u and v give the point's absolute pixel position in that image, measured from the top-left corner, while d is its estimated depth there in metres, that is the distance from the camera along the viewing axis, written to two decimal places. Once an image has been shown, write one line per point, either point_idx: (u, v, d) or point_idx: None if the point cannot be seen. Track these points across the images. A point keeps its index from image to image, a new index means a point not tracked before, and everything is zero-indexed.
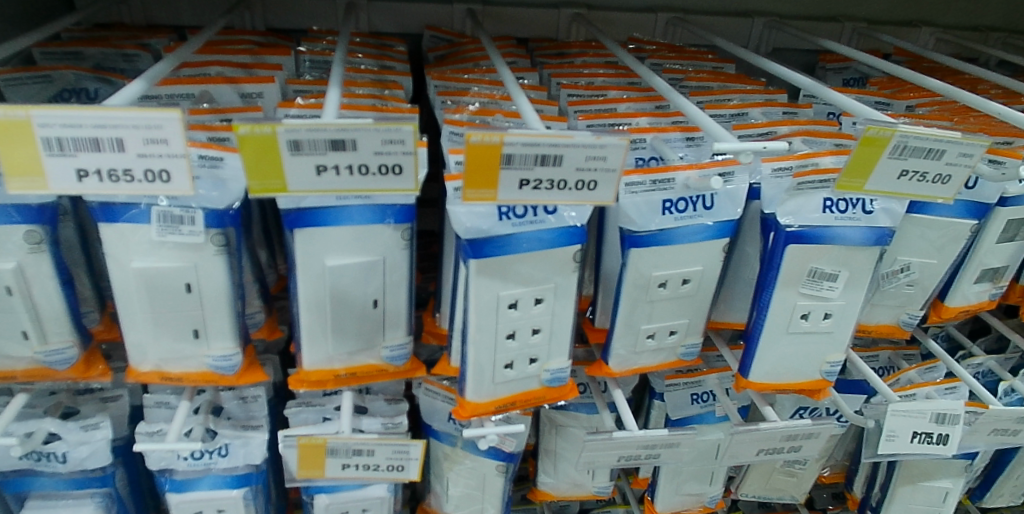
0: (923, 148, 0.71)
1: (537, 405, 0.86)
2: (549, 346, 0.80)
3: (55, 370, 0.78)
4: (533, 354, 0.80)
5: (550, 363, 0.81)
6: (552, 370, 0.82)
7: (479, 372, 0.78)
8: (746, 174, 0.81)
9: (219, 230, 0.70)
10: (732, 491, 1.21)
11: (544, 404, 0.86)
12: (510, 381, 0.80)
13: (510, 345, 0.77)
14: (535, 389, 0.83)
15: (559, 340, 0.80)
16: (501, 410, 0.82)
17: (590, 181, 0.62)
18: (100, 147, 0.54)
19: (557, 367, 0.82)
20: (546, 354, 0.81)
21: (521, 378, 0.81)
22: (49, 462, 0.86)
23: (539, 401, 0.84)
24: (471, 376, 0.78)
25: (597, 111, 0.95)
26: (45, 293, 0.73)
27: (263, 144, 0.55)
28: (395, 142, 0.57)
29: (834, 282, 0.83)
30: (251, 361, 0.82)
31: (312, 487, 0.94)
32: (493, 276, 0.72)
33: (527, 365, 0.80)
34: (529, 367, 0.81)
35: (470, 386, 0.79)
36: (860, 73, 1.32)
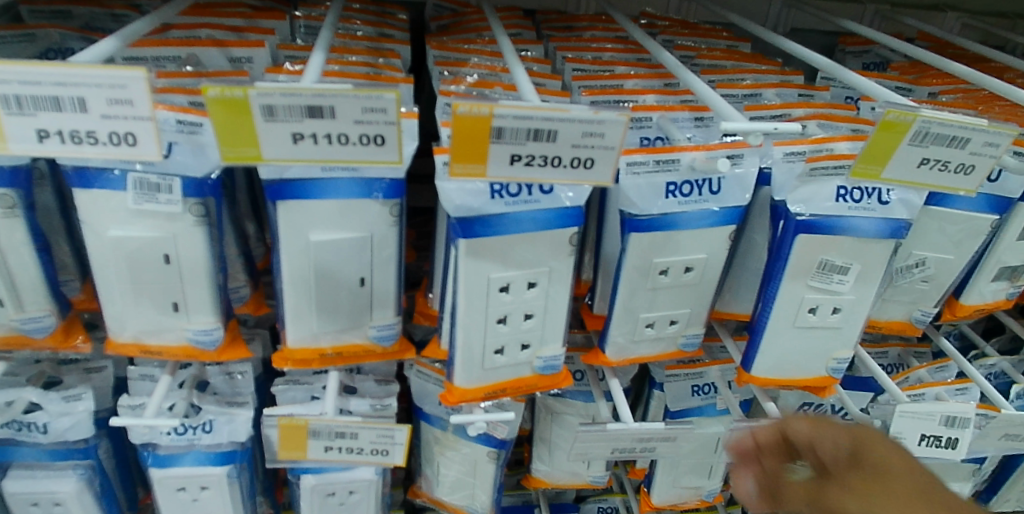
0: (946, 135, 0.66)
1: (529, 393, 0.82)
2: (542, 332, 0.77)
3: (32, 338, 0.75)
4: (525, 339, 0.77)
5: (544, 350, 0.78)
6: (546, 357, 0.78)
7: (468, 356, 0.75)
8: (757, 158, 0.76)
9: (198, 200, 0.67)
10: (731, 485, 1.18)
11: (536, 393, 0.83)
12: (502, 367, 0.77)
13: (501, 330, 0.74)
14: (527, 377, 0.79)
15: (553, 326, 0.77)
16: (492, 396, 0.79)
17: (586, 158, 0.58)
18: (62, 107, 0.51)
19: (551, 354, 0.78)
20: (539, 340, 0.77)
21: (512, 364, 0.77)
22: (30, 432, 0.84)
23: (530, 389, 0.81)
24: (459, 360, 0.75)
25: (603, 87, 0.91)
26: (20, 259, 0.70)
27: (235, 109, 0.51)
28: (377, 110, 0.53)
29: (845, 275, 0.79)
30: (234, 337, 0.79)
31: (298, 468, 0.92)
32: (482, 255, 0.69)
33: (519, 351, 0.77)
34: (520, 353, 0.77)
35: (459, 371, 0.76)
36: (881, 58, 1.27)
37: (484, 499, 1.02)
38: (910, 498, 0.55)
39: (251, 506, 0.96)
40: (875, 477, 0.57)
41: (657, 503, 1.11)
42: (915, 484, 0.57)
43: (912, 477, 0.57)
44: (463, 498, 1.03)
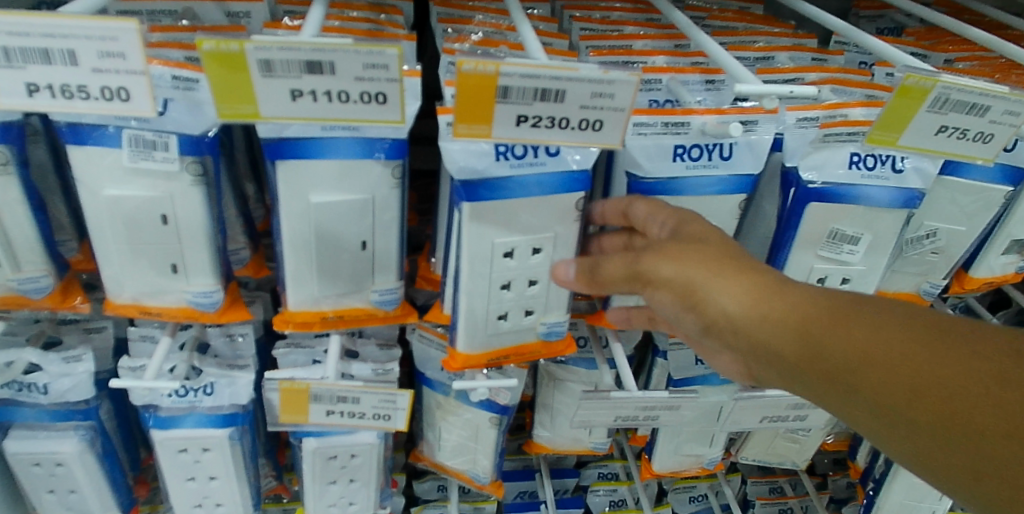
0: (966, 102, 0.64)
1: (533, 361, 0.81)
2: (547, 299, 0.76)
3: (30, 298, 0.75)
4: (529, 305, 0.75)
5: (548, 316, 0.77)
6: (549, 324, 0.78)
7: (471, 322, 0.74)
8: (772, 125, 0.74)
9: (195, 159, 0.66)
10: (732, 454, 1.18)
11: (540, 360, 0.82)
12: (505, 333, 0.76)
13: (505, 296, 0.73)
14: (530, 344, 0.79)
15: (557, 293, 0.76)
16: (494, 363, 0.78)
17: (595, 120, 0.56)
18: (51, 60, 0.49)
19: (555, 321, 0.78)
20: (543, 307, 0.76)
21: (516, 330, 0.76)
22: (31, 393, 0.84)
23: (534, 357, 0.80)
24: (463, 325, 0.74)
25: (611, 47, 0.88)
26: (15, 218, 0.69)
27: (231, 64, 0.49)
28: (379, 67, 0.51)
29: (855, 246, 0.78)
30: (234, 300, 0.78)
31: (300, 431, 0.92)
32: (487, 218, 0.67)
33: (523, 317, 0.76)
34: (524, 319, 0.76)
35: (461, 336, 0.75)
36: (897, 23, 1.23)
37: (486, 463, 1.02)
38: (712, 256, 0.61)
39: (253, 468, 0.96)
40: (683, 241, 0.63)
41: (658, 471, 1.11)
42: (718, 246, 0.63)
43: (716, 238, 0.64)
44: (465, 462, 1.03)
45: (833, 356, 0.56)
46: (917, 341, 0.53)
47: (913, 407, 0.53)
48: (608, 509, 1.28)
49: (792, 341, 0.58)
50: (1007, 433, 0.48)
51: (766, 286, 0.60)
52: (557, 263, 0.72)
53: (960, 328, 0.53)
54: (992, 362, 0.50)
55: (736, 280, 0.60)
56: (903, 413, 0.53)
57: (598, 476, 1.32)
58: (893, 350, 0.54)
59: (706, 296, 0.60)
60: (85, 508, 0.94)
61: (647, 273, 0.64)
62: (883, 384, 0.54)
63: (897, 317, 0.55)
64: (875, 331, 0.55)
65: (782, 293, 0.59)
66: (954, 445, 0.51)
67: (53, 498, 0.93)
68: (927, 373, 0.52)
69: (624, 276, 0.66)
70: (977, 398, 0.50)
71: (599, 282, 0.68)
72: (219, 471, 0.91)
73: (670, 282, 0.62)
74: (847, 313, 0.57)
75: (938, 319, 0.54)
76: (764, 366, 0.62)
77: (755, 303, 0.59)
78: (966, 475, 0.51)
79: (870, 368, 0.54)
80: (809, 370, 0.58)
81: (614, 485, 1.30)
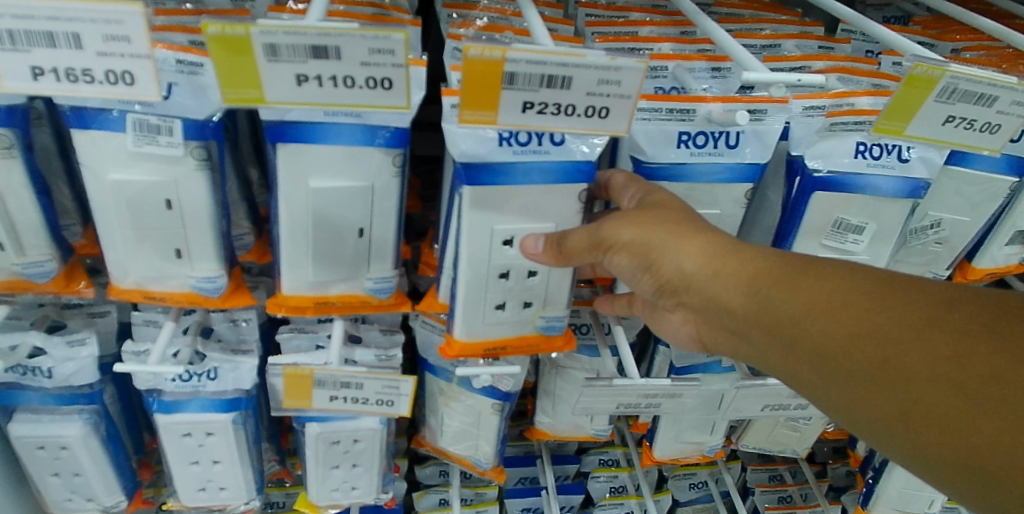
0: (974, 92, 0.63)
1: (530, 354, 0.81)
2: (546, 291, 0.76)
3: (34, 283, 0.75)
4: (528, 297, 0.75)
5: (546, 309, 0.77)
6: (548, 317, 0.77)
7: (468, 310, 0.74)
8: (783, 115, 0.74)
9: (199, 144, 0.66)
10: (733, 442, 1.18)
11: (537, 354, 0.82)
12: (503, 323, 0.76)
13: (503, 285, 0.73)
14: (528, 337, 0.78)
15: (556, 285, 0.76)
16: (491, 354, 0.78)
17: (601, 107, 0.56)
18: (56, 43, 0.49)
19: (554, 314, 0.77)
20: (542, 299, 0.76)
21: (513, 321, 0.76)
22: (35, 377, 0.85)
23: (532, 349, 0.80)
24: (460, 312, 0.74)
25: (617, 34, 0.88)
26: (20, 202, 0.69)
27: (237, 48, 0.49)
28: (385, 52, 0.51)
29: (860, 235, 0.77)
30: (239, 285, 0.78)
31: (303, 416, 0.92)
32: (486, 202, 0.67)
33: (521, 308, 0.76)
34: (522, 310, 0.76)
35: (459, 323, 0.75)
36: (903, 11, 1.22)
37: (487, 449, 1.03)
38: (672, 218, 0.67)
39: (256, 453, 0.97)
40: (647, 206, 0.68)
41: (659, 458, 1.12)
42: (680, 210, 0.68)
43: (678, 205, 0.69)
44: (467, 448, 1.04)
45: (780, 309, 0.62)
46: (856, 294, 0.59)
47: (849, 354, 0.58)
48: (609, 496, 1.29)
49: (744, 297, 0.64)
50: (931, 372, 0.54)
51: (722, 248, 0.65)
52: (523, 237, 0.69)
53: (894, 282, 0.59)
54: (920, 310, 0.56)
55: (694, 242, 0.65)
56: (839, 361, 0.59)
57: (598, 463, 1.33)
58: (834, 302, 0.59)
59: (665, 256, 0.66)
60: (89, 491, 0.95)
61: (608, 237, 0.67)
62: (823, 333, 0.59)
63: (840, 273, 0.61)
64: (818, 287, 0.61)
65: (738, 254, 0.65)
66: (883, 387, 0.57)
67: (58, 481, 0.94)
68: (862, 322, 0.58)
69: (588, 244, 0.67)
70: (908, 344, 0.55)
71: (568, 251, 0.68)
72: (223, 455, 0.92)
73: (631, 244, 0.67)
74: (793, 270, 0.63)
75: (874, 275, 0.60)
76: (718, 323, 0.67)
77: (712, 263, 0.65)
78: (895, 419, 0.57)
79: (811, 318, 0.60)
80: (756, 322, 0.64)
81: (614, 471, 1.31)
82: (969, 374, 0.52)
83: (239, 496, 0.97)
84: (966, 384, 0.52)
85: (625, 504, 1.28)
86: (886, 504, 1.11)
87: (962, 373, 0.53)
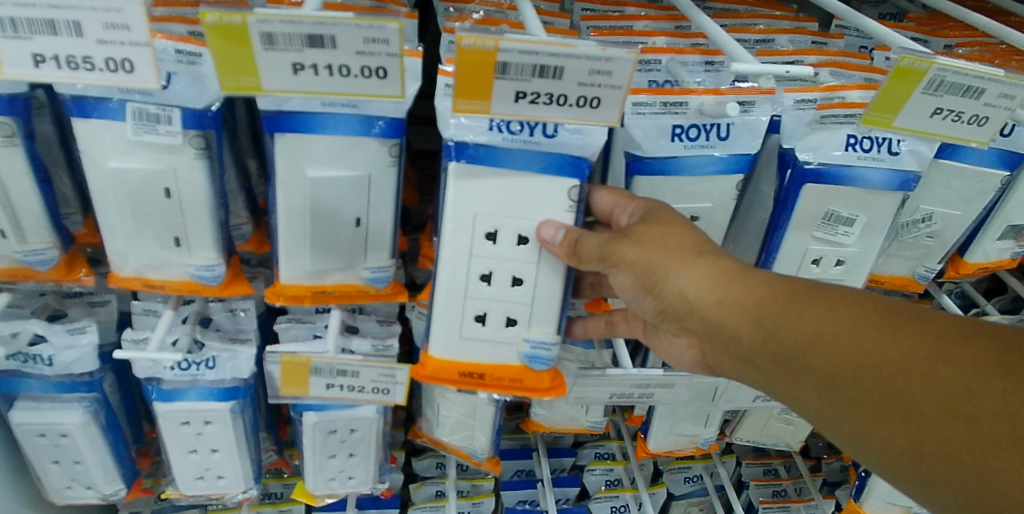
0: (961, 85, 0.64)
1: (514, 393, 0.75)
2: (531, 307, 0.72)
3: (35, 270, 0.76)
4: (512, 314, 0.72)
5: (532, 331, 0.73)
6: (532, 343, 0.72)
7: (444, 317, 0.72)
8: (769, 106, 0.75)
9: (198, 132, 0.67)
10: (727, 435, 1.20)
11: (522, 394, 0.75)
12: (483, 340, 0.73)
13: (485, 289, 0.71)
14: (510, 365, 0.74)
15: (543, 302, 0.72)
16: (467, 382, 0.74)
17: (592, 97, 0.57)
18: (57, 31, 0.50)
19: (540, 338, 0.73)
20: (527, 318, 0.72)
21: (493, 339, 0.73)
22: (36, 365, 0.85)
23: (513, 383, 0.74)
24: (435, 321, 0.72)
25: (612, 28, 0.88)
26: (21, 190, 0.70)
27: (235, 37, 0.50)
28: (379, 41, 0.52)
29: (850, 227, 0.78)
30: (236, 274, 0.79)
31: (300, 405, 0.93)
32: (475, 190, 0.68)
33: (504, 325, 0.72)
34: (505, 328, 0.73)
35: (433, 336, 0.73)
36: (898, 8, 1.23)
37: (483, 440, 1.04)
38: (676, 240, 0.66)
39: (254, 443, 0.98)
40: (651, 222, 0.67)
41: (653, 450, 1.13)
42: (683, 230, 0.67)
43: (680, 223, 0.68)
44: (462, 438, 1.05)
45: (787, 338, 0.61)
46: (866, 324, 0.59)
47: (857, 384, 0.58)
48: (604, 488, 1.30)
49: (750, 324, 0.63)
50: (941, 406, 0.54)
51: (727, 273, 0.64)
52: (545, 221, 0.68)
53: (903, 313, 0.59)
54: (932, 343, 0.56)
55: (700, 268, 0.65)
56: (849, 392, 0.59)
57: (594, 456, 1.34)
58: (841, 331, 0.59)
59: (670, 279, 0.65)
60: (89, 479, 0.97)
61: (615, 255, 0.67)
62: (831, 362, 0.59)
63: (847, 301, 0.61)
64: (826, 315, 0.60)
65: (744, 281, 0.64)
66: (893, 421, 0.56)
67: (58, 468, 0.95)
68: (870, 353, 0.58)
69: (596, 256, 0.67)
70: (921, 378, 0.55)
71: (580, 255, 0.67)
72: (221, 444, 0.93)
73: (635, 264, 0.66)
74: (799, 297, 0.62)
75: (881, 304, 0.60)
76: (721, 348, 0.67)
77: (717, 289, 0.64)
78: (906, 452, 0.57)
79: (818, 347, 0.60)
80: (762, 350, 0.63)
81: (610, 464, 1.32)
82: (979, 409, 0.53)
83: (237, 485, 0.98)
84: (976, 419, 0.53)
85: (619, 497, 1.30)
86: (879, 497, 1.12)
87: (972, 409, 0.53)
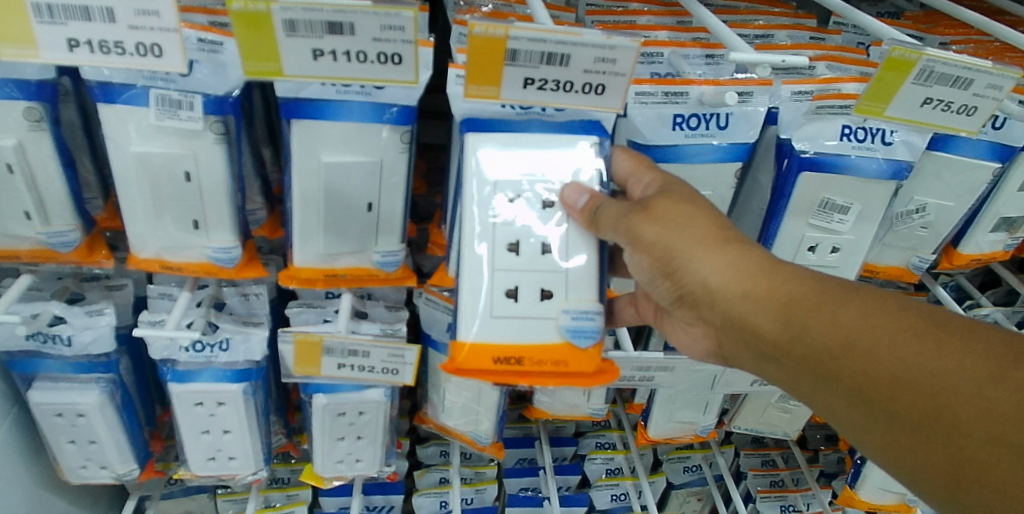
0: (950, 75, 0.67)
1: (558, 376, 0.70)
2: (567, 277, 0.70)
3: (58, 252, 0.79)
4: (546, 286, 0.70)
5: (571, 301, 0.70)
6: (574, 314, 0.69)
7: (475, 292, 0.69)
8: (766, 97, 0.78)
9: (218, 118, 0.70)
10: (725, 423, 1.22)
11: (566, 376, 0.70)
12: (519, 317, 0.69)
13: (515, 260, 0.70)
14: (549, 344, 0.69)
15: (578, 270, 0.70)
16: (505, 370, 0.69)
17: (597, 84, 0.60)
18: (91, 17, 0.53)
19: (580, 308, 0.69)
20: (563, 286, 0.70)
21: (530, 315, 0.69)
22: (55, 345, 0.89)
23: (555, 363, 0.69)
24: (465, 301, 0.69)
25: (616, 22, 0.91)
26: (47, 173, 0.73)
27: (258, 23, 0.53)
28: (395, 28, 0.55)
29: (845, 215, 0.81)
30: (252, 257, 0.82)
31: (311, 386, 0.96)
32: (488, 163, 0.70)
33: (540, 298, 0.70)
34: (542, 302, 0.70)
35: (465, 318, 0.69)
36: (896, 7, 1.25)
37: (488, 425, 1.07)
38: (701, 228, 0.66)
39: (264, 425, 1.01)
40: (668, 198, 0.67)
41: (653, 437, 1.15)
42: (708, 215, 0.67)
43: (702, 204, 0.68)
44: (467, 423, 1.08)
45: (817, 339, 0.62)
46: (904, 334, 0.59)
47: (893, 395, 0.59)
48: (605, 477, 1.32)
49: (777, 322, 0.64)
50: (979, 426, 0.55)
51: (756, 270, 0.65)
52: (569, 185, 0.70)
53: (943, 326, 0.60)
54: (971, 361, 0.57)
55: (728, 261, 0.65)
56: (882, 400, 0.59)
57: (595, 446, 1.36)
58: (878, 338, 0.60)
59: (692, 266, 0.66)
60: (103, 459, 0.99)
61: (634, 232, 0.66)
62: (866, 371, 0.60)
63: (885, 308, 0.61)
64: (861, 320, 0.61)
65: (774, 279, 0.64)
66: (927, 432, 0.58)
67: (75, 448, 0.98)
68: (907, 363, 0.58)
69: (614, 227, 0.67)
70: (959, 395, 0.56)
71: (599, 222, 0.67)
72: (233, 425, 0.95)
73: (653, 245, 0.66)
74: (835, 299, 0.62)
75: (920, 314, 0.61)
76: (745, 344, 0.67)
77: (744, 284, 0.65)
78: (936, 463, 0.58)
79: (852, 353, 0.60)
80: (789, 349, 0.64)
81: (610, 453, 1.34)
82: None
83: (248, 466, 1.01)
84: (1018, 443, 0.53)
85: (620, 485, 1.33)
86: (874, 484, 1.15)
87: (1017, 436, 0.53)
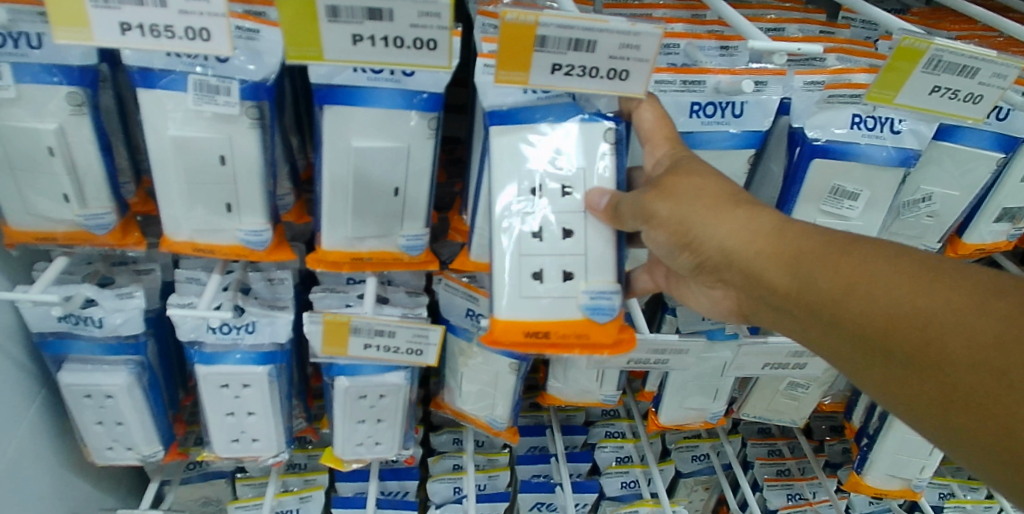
0: (957, 64, 0.70)
1: (582, 349, 0.73)
2: (586, 259, 0.73)
3: (94, 234, 0.81)
4: (567, 268, 0.72)
5: (592, 281, 0.72)
6: (593, 293, 0.72)
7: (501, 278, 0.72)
8: (780, 87, 0.80)
9: (253, 103, 0.72)
10: (734, 410, 1.25)
11: (590, 350, 0.73)
12: (545, 299, 0.72)
13: (539, 246, 0.72)
14: (571, 321, 0.72)
15: (596, 251, 0.73)
16: (534, 343, 0.72)
17: (621, 70, 0.63)
18: (143, 2, 0.56)
19: (600, 288, 0.72)
20: (583, 269, 0.72)
21: (555, 296, 0.72)
22: (87, 326, 0.91)
23: (579, 337, 0.72)
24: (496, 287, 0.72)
25: (632, 15, 0.94)
26: (86, 157, 0.76)
27: (302, 8, 0.55)
28: (432, 15, 0.57)
29: (855, 201, 0.83)
30: (280, 241, 0.84)
31: (334, 369, 0.98)
32: (510, 149, 0.72)
33: (563, 279, 0.72)
34: (564, 283, 0.72)
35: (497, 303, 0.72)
36: (902, 4, 1.27)
37: (502, 410, 1.09)
38: (705, 189, 0.69)
39: (286, 409, 1.03)
40: (675, 170, 0.70)
41: (664, 423, 1.17)
42: (711, 178, 0.70)
43: (707, 169, 0.71)
44: (483, 408, 1.10)
45: (817, 287, 0.64)
46: (897, 276, 0.61)
47: (888, 335, 0.61)
48: (615, 464, 1.35)
49: (779, 272, 0.66)
50: (969, 357, 0.56)
51: (757, 224, 0.67)
52: (592, 189, 0.73)
53: (937, 267, 0.61)
54: (962, 297, 0.58)
55: (731, 216, 0.67)
56: (878, 339, 0.61)
57: (605, 434, 1.39)
58: (874, 281, 0.62)
59: (699, 226, 0.68)
60: (129, 440, 1.02)
61: (648, 210, 0.69)
62: (862, 313, 0.62)
63: (882, 253, 0.63)
64: (857, 266, 0.63)
65: (775, 231, 0.67)
66: (920, 367, 0.59)
67: (102, 429, 1.00)
68: (901, 303, 0.60)
69: (634, 215, 0.70)
70: (949, 329, 0.58)
71: (621, 217, 0.70)
72: (257, 407, 0.98)
73: (668, 221, 0.69)
74: (834, 248, 0.64)
75: (916, 258, 0.62)
76: (754, 296, 0.70)
77: (745, 236, 0.67)
78: (932, 398, 0.59)
79: (849, 297, 0.62)
80: (793, 298, 0.66)
81: (620, 441, 1.37)
82: (1012, 364, 0.54)
83: (271, 447, 1.03)
84: (1005, 371, 0.54)
85: (630, 472, 1.33)
86: (880, 469, 1.17)
87: (1004, 363, 0.55)
